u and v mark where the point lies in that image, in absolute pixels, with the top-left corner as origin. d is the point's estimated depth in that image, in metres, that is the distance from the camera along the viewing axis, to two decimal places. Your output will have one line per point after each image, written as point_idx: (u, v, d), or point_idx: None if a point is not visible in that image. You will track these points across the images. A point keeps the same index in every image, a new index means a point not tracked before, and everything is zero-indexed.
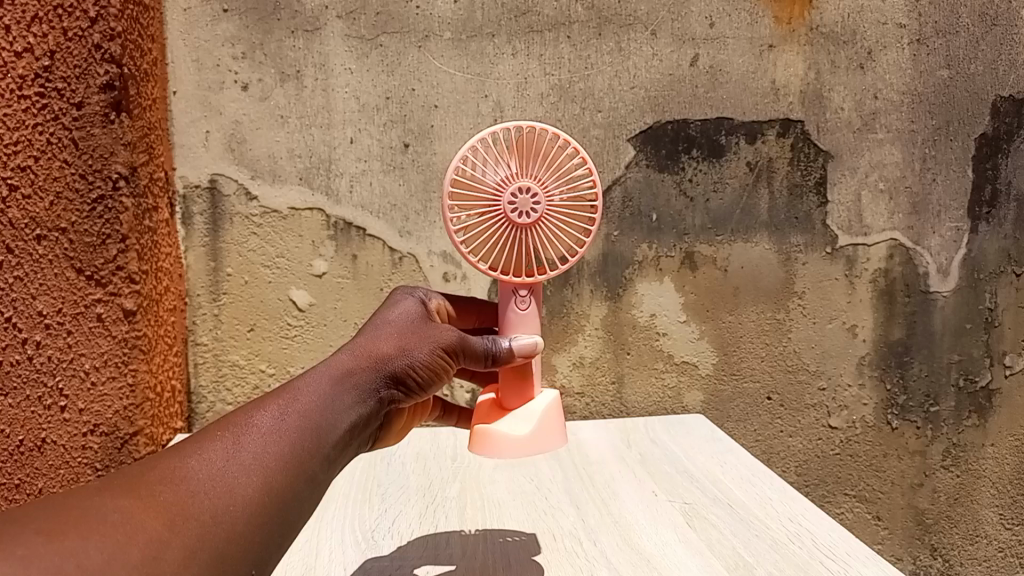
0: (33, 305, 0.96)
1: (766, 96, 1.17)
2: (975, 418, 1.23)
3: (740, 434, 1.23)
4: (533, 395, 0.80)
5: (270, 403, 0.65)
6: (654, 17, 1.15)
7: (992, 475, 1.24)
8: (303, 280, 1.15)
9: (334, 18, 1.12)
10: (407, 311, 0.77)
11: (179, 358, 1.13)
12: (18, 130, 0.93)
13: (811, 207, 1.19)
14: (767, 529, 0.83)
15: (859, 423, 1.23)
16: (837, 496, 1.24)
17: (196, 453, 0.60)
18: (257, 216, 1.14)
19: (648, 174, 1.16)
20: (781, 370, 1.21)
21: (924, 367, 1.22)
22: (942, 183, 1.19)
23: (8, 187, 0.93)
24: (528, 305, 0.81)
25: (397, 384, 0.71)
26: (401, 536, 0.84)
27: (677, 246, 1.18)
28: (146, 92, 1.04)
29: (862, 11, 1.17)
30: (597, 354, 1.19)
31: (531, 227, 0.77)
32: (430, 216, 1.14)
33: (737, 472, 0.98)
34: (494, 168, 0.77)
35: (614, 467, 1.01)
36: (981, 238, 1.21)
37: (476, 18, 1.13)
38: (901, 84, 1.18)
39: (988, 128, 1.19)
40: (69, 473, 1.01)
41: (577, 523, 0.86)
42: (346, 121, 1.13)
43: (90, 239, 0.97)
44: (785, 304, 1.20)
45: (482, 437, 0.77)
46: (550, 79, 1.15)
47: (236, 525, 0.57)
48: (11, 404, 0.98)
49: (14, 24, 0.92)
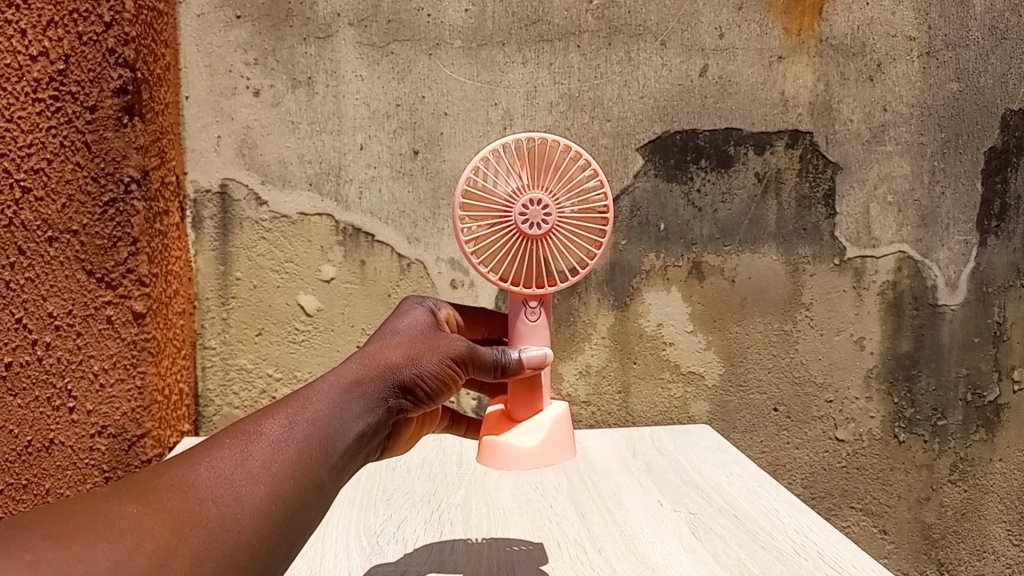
0: (43, 306, 0.97)
1: (775, 108, 1.17)
2: (983, 432, 1.22)
3: (746, 445, 1.23)
4: (543, 407, 0.80)
5: (279, 411, 0.65)
6: (664, 27, 1.16)
7: (999, 491, 1.23)
8: (311, 285, 1.15)
9: (346, 26, 1.13)
10: (416, 320, 0.77)
11: (187, 361, 1.13)
12: (33, 132, 0.95)
13: (819, 218, 1.19)
14: (772, 540, 0.83)
15: (866, 436, 1.22)
16: (843, 510, 1.24)
17: (204, 460, 0.60)
18: (267, 221, 1.14)
19: (657, 184, 1.17)
20: (788, 382, 1.21)
21: (932, 381, 1.21)
22: (951, 197, 1.19)
23: (22, 190, 0.95)
24: (538, 316, 0.81)
25: (405, 393, 0.71)
26: (407, 542, 0.84)
27: (684, 256, 1.18)
28: (160, 97, 1.05)
29: (871, 24, 1.17)
30: (604, 363, 1.19)
31: (542, 238, 0.78)
32: (438, 223, 1.15)
33: (744, 483, 0.98)
34: (505, 179, 0.77)
35: (619, 476, 1.00)
36: (989, 252, 1.20)
37: (487, 27, 1.14)
38: (910, 97, 1.18)
39: (998, 142, 1.19)
40: (77, 475, 1.01)
41: (582, 531, 0.86)
42: (356, 128, 1.14)
43: (101, 241, 0.97)
44: (792, 315, 1.20)
45: (491, 448, 0.77)
46: (560, 88, 1.15)
47: (243, 532, 0.57)
48: (21, 404, 0.99)
49: (31, 28, 0.94)
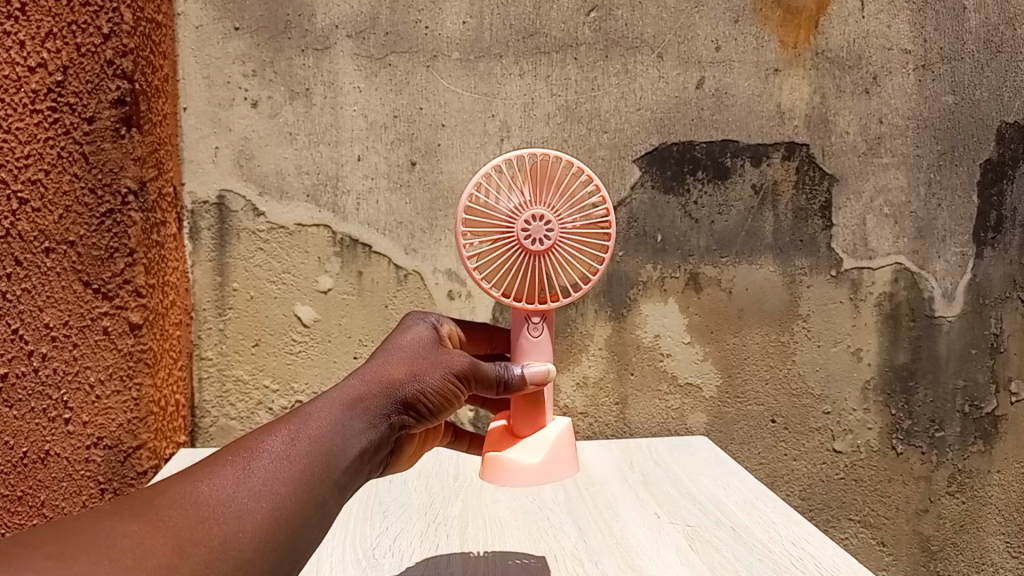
0: (39, 317, 0.97)
1: (771, 120, 1.18)
2: (980, 444, 1.22)
3: (744, 457, 1.22)
4: (546, 423, 0.80)
5: (281, 428, 0.65)
6: (660, 40, 1.16)
7: (998, 502, 1.23)
8: (308, 295, 1.15)
9: (344, 38, 1.13)
10: (419, 335, 0.76)
11: (184, 372, 1.13)
12: (30, 143, 0.95)
13: (816, 230, 1.19)
14: (770, 553, 0.83)
15: (864, 448, 1.22)
16: (841, 522, 1.23)
17: (207, 478, 0.60)
18: (264, 232, 1.14)
19: (654, 196, 1.17)
20: (786, 394, 1.21)
21: (929, 393, 1.21)
22: (947, 209, 1.19)
23: (19, 201, 0.95)
24: (541, 331, 0.81)
25: (408, 409, 0.70)
26: (403, 555, 0.84)
27: (682, 267, 1.18)
28: (157, 108, 1.05)
29: (867, 37, 1.18)
30: (601, 374, 1.19)
31: (544, 253, 0.78)
32: (436, 234, 1.15)
33: (741, 495, 0.98)
34: (507, 195, 0.78)
35: (616, 488, 1.00)
36: (986, 264, 1.21)
37: (484, 39, 1.14)
38: (906, 110, 1.18)
39: (994, 154, 1.19)
40: (72, 487, 1.01)
41: (579, 543, 0.86)
42: (354, 139, 1.14)
43: (97, 252, 0.98)
44: (790, 326, 1.20)
45: (494, 465, 0.77)
46: (557, 100, 1.15)
47: (245, 550, 0.57)
48: (16, 416, 0.98)
49: (29, 40, 0.94)
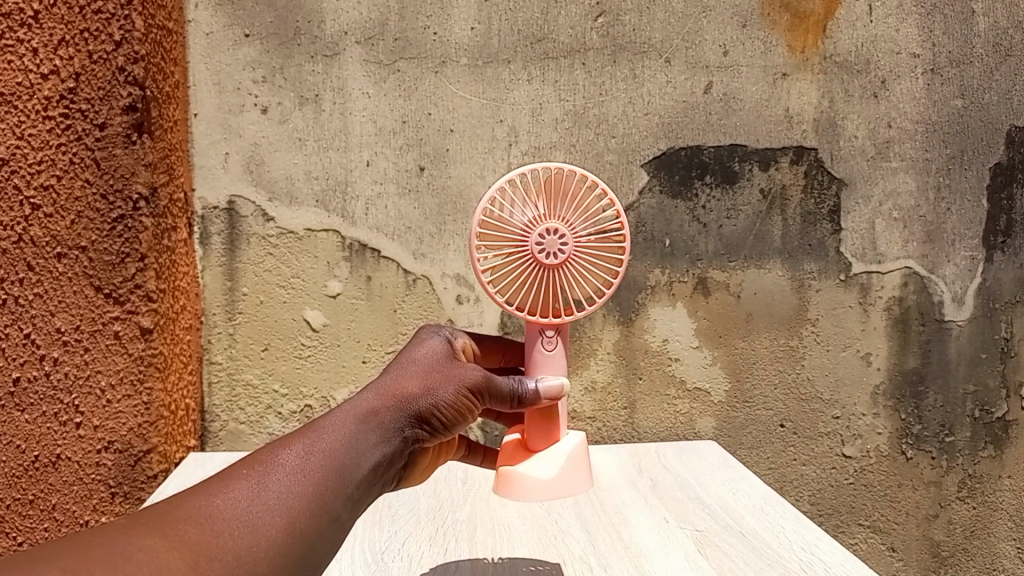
0: (52, 322, 0.98)
1: (779, 124, 1.18)
2: (991, 449, 1.22)
3: (753, 462, 1.22)
4: (559, 437, 0.80)
5: (296, 443, 0.65)
6: (668, 45, 1.16)
7: (1008, 508, 1.22)
8: (317, 300, 1.16)
9: (353, 44, 1.14)
10: (432, 350, 0.76)
11: (193, 376, 1.13)
12: (42, 149, 0.96)
13: (825, 234, 1.19)
14: (780, 559, 0.82)
15: (873, 453, 1.22)
16: (851, 527, 1.23)
17: (222, 491, 0.60)
18: (273, 237, 1.15)
19: (662, 200, 1.17)
20: (794, 398, 1.21)
21: (939, 397, 1.21)
22: (956, 213, 1.19)
23: (31, 207, 0.96)
24: (555, 345, 0.81)
25: (421, 423, 0.70)
26: (412, 559, 0.84)
27: (689, 272, 1.18)
28: (168, 114, 1.06)
29: (875, 41, 1.18)
30: (609, 379, 1.19)
31: (558, 267, 0.78)
32: (444, 238, 1.15)
33: (751, 500, 0.98)
34: (521, 209, 0.78)
35: (625, 492, 1.00)
36: (995, 268, 1.20)
37: (492, 44, 1.15)
38: (915, 113, 1.18)
39: (1003, 158, 1.19)
40: (82, 490, 1.02)
41: (588, 548, 0.86)
42: (363, 145, 1.14)
43: (109, 257, 0.98)
44: (798, 331, 1.20)
45: (507, 480, 0.78)
46: (565, 105, 1.16)
47: (258, 565, 0.57)
48: (28, 420, 0.99)
49: (41, 47, 0.95)
